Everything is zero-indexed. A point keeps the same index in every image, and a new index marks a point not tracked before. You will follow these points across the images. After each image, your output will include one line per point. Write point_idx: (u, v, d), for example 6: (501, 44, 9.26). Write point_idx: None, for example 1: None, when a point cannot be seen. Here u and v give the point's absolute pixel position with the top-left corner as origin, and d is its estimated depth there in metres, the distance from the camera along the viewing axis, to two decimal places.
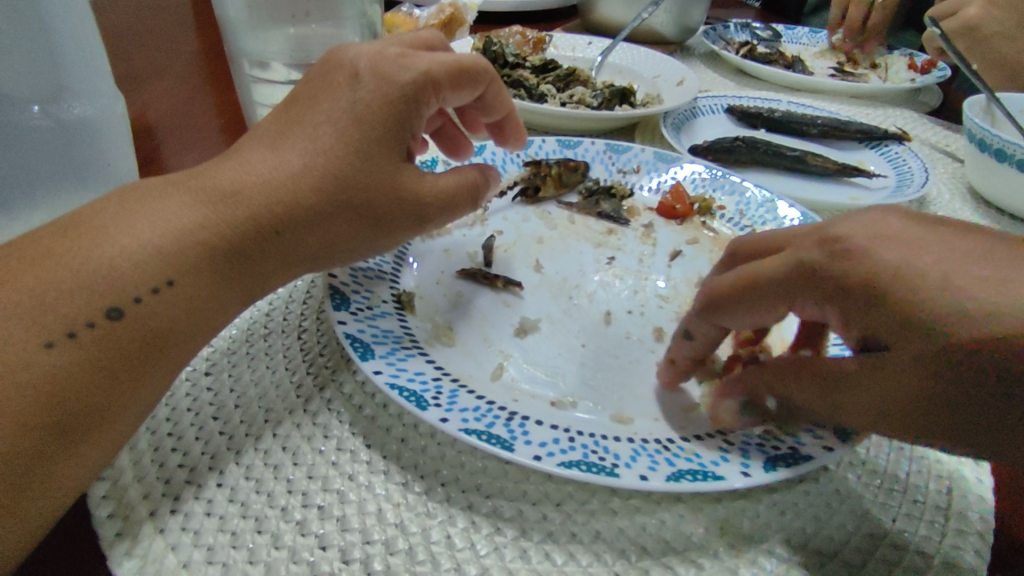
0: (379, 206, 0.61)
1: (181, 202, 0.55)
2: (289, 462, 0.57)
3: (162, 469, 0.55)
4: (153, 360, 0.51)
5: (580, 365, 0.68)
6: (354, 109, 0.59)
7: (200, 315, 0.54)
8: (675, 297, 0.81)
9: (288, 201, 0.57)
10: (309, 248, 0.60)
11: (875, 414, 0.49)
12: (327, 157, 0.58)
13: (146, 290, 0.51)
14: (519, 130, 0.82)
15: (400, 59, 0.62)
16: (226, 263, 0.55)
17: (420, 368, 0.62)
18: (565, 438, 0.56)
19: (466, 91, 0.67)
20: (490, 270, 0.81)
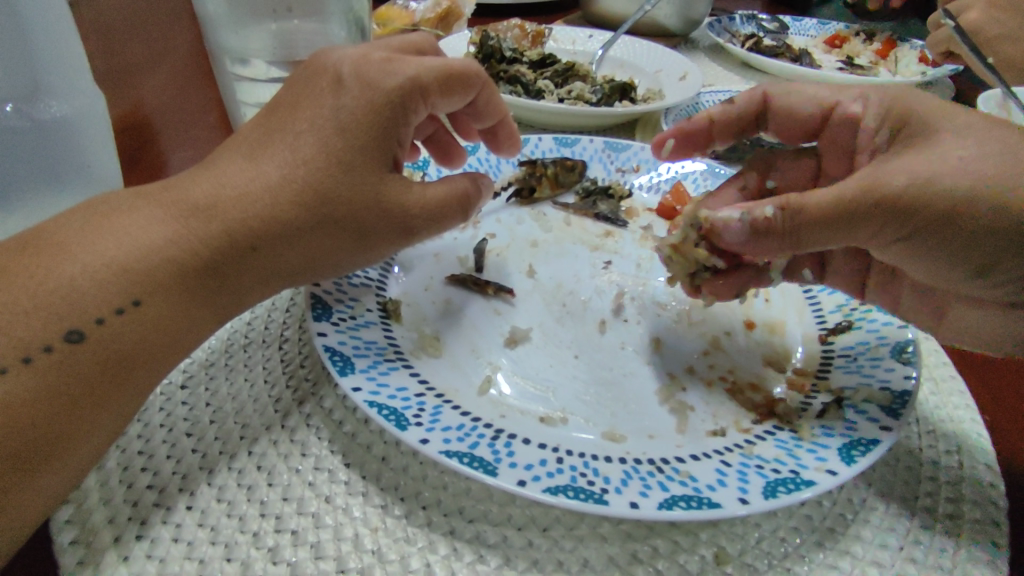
0: (363, 219, 0.57)
1: (150, 216, 0.52)
2: (263, 482, 0.55)
3: (130, 490, 0.53)
4: (118, 385, 0.48)
5: (572, 378, 0.65)
6: (337, 116, 0.56)
7: (170, 336, 0.51)
8: (674, 304, 0.77)
9: (262, 212, 0.54)
10: (289, 263, 0.57)
11: (911, 254, 0.58)
12: (306, 167, 0.55)
13: (110, 310, 0.48)
14: (513, 136, 0.78)
15: (387, 62, 0.58)
16: (197, 280, 0.52)
17: (403, 383, 0.59)
18: (552, 459, 0.53)
19: (456, 97, 0.63)
20: (481, 277, 0.78)
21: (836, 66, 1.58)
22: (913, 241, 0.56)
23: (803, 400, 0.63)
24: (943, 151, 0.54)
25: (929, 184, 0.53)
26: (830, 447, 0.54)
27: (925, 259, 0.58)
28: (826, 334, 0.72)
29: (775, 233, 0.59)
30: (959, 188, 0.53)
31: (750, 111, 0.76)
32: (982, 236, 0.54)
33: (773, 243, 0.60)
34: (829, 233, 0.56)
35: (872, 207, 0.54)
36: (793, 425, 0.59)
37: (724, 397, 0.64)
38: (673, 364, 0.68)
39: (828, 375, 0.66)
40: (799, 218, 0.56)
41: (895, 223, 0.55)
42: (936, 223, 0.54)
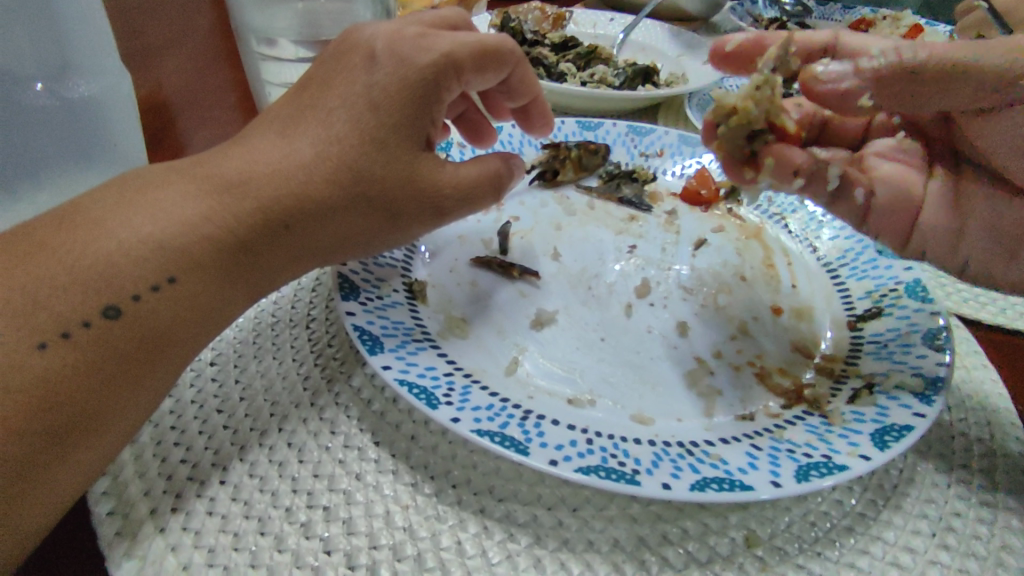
0: (394, 197, 0.57)
1: (184, 192, 0.52)
2: (294, 459, 0.55)
3: (165, 464, 0.54)
4: (152, 360, 0.49)
5: (599, 361, 0.65)
6: (369, 93, 0.55)
7: (204, 314, 0.51)
8: (700, 288, 0.76)
9: (295, 189, 0.54)
10: (320, 241, 0.57)
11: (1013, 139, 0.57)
12: (339, 145, 0.55)
13: (146, 287, 0.48)
14: (546, 114, 0.77)
15: (420, 38, 0.57)
16: (233, 258, 0.52)
17: (431, 363, 0.60)
18: (582, 440, 0.53)
19: (489, 74, 0.62)
20: (506, 259, 0.78)
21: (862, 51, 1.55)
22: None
23: (833, 386, 0.62)
24: None
25: None
26: (863, 432, 0.54)
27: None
28: (855, 320, 0.71)
29: (891, 78, 0.57)
30: None
31: (823, 47, 0.70)
32: None
33: (891, 92, 0.58)
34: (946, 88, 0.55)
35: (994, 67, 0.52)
36: (823, 410, 0.58)
37: (753, 381, 0.64)
38: (700, 348, 0.68)
39: (858, 361, 0.65)
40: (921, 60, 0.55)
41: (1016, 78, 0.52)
42: None
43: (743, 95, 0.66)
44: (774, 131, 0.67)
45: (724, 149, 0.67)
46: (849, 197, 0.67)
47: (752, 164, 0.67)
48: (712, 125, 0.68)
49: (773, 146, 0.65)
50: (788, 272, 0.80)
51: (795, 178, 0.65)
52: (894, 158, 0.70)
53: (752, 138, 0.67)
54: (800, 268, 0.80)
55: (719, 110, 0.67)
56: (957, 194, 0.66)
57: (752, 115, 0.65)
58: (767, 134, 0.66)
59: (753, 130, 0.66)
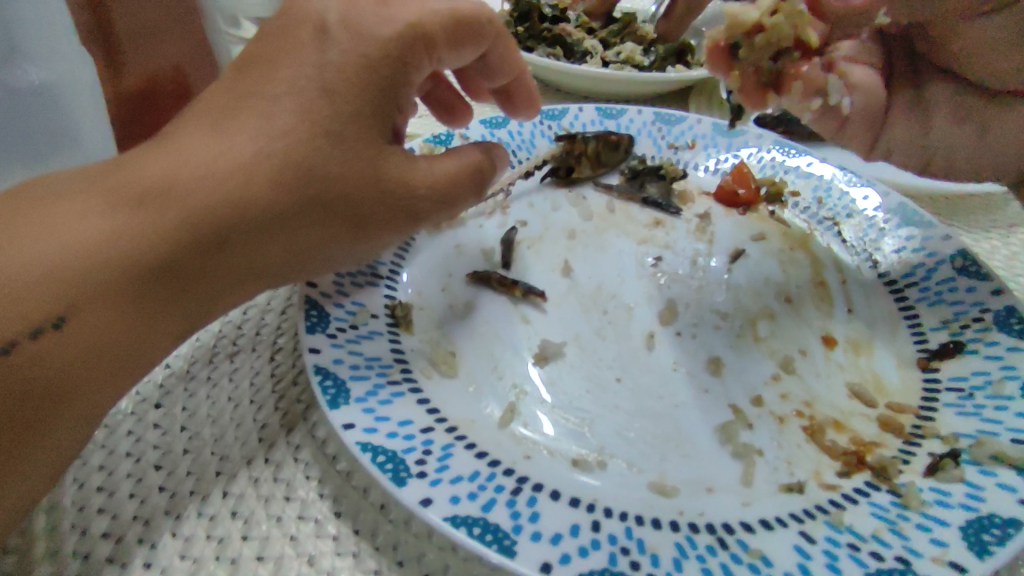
0: (356, 206, 0.47)
1: (87, 205, 0.42)
2: (237, 534, 0.46)
3: (84, 539, 0.45)
4: (49, 414, 0.39)
5: (613, 409, 0.54)
6: (322, 75, 0.45)
7: (119, 361, 0.42)
8: (737, 313, 0.64)
9: (231, 200, 0.43)
10: (270, 260, 0.47)
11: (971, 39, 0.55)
12: (287, 140, 0.44)
13: (30, 329, 0.38)
14: (531, 97, 0.65)
15: (381, 7, 0.47)
16: (150, 287, 0.42)
17: (407, 415, 0.49)
18: (586, 526, 0.42)
19: (467, 51, 0.51)
20: (506, 274, 0.66)
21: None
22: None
23: (902, 450, 0.50)
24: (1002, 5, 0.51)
25: None
26: (951, 525, 0.42)
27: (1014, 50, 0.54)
28: (927, 358, 0.58)
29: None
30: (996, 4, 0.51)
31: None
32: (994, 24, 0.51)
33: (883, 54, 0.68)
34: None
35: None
36: (893, 484, 0.46)
37: (800, 439, 0.52)
38: (736, 392, 0.56)
39: (933, 416, 0.53)
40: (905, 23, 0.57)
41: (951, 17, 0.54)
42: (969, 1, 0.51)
43: (766, 6, 0.55)
44: (799, 49, 0.57)
45: (746, 73, 0.57)
46: (836, 109, 0.60)
47: (776, 86, 0.57)
48: (726, 47, 0.57)
49: (799, 66, 0.56)
50: (842, 293, 0.67)
51: (817, 97, 0.57)
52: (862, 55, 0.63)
53: (777, 57, 0.57)
54: (856, 287, 0.68)
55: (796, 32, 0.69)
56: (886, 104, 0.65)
57: (782, 31, 0.55)
58: (792, 52, 0.57)
59: (779, 47, 0.56)
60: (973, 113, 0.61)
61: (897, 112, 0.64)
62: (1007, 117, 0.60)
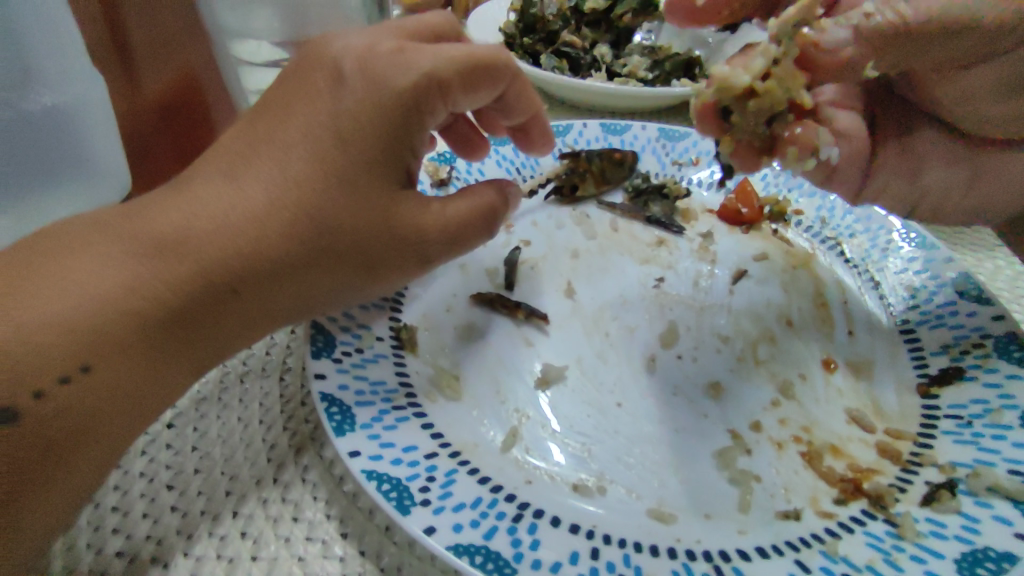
0: (366, 249, 0.48)
1: (104, 255, 0.43)
2: (247, 555, 0.47)
3: (99, 558, 0.46)
4: (67, 464, 0.41)
5: (614, 434, 0.55)
6: (335, 123, 0.46)
7: (133, 404, 0.44)
8: (738, 336, 0.65)
9: (244, 249, 0.45)
10: (281, 305, 0.48)
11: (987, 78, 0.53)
12: (299, 190, 0.45)
13: (50, 381, 0.41)
14: (547, 135, 0.65)
15: (397, 54, 0.47)
16: (164, 333, 0.44)
17: (412, 441, 0.50)
18: (585, 553, 0.43)
19: (482, 92, 0.51)
20: (510, 296, 0.67)
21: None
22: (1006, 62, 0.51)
23: (900, 477, 0.51)
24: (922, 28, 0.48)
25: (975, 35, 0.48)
26: (945, 557, 0.43)
27: (1005, 97, 0.55)
28: (927, 383, 0.59)
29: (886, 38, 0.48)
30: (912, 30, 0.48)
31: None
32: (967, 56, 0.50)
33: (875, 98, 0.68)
34: (937, 46, 0.49)
35: (1000, 15, 0.48)
36: (890, 513, 0.47)
37: (798, 465, 0.53)
38: (735, 417, 0.57)
39: (931, 443, 0.53)
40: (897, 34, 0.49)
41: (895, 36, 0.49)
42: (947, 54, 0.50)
43: (755, 71, 0.52)
44: (792, 111, 0.55)
45: (737, 138, 0.56)
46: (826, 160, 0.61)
47: (768, 148, 0.56)
48: (715, 113, 0.55)
49: (792, 131, 0.55)
50: (842, 315, 0.68)
51: (811, 158, 0.57)
52: (846, 108, 0.67)
53: (769, 121, 0.55)
54: (857, 310, 0.68)
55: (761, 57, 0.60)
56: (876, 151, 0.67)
57: (775, 98, 0.52)
58: (786, 115, 0.55)
59: (773, 113, 0.54)
60: (963, 156, 0.64)
61: (884, 159, 0.67)
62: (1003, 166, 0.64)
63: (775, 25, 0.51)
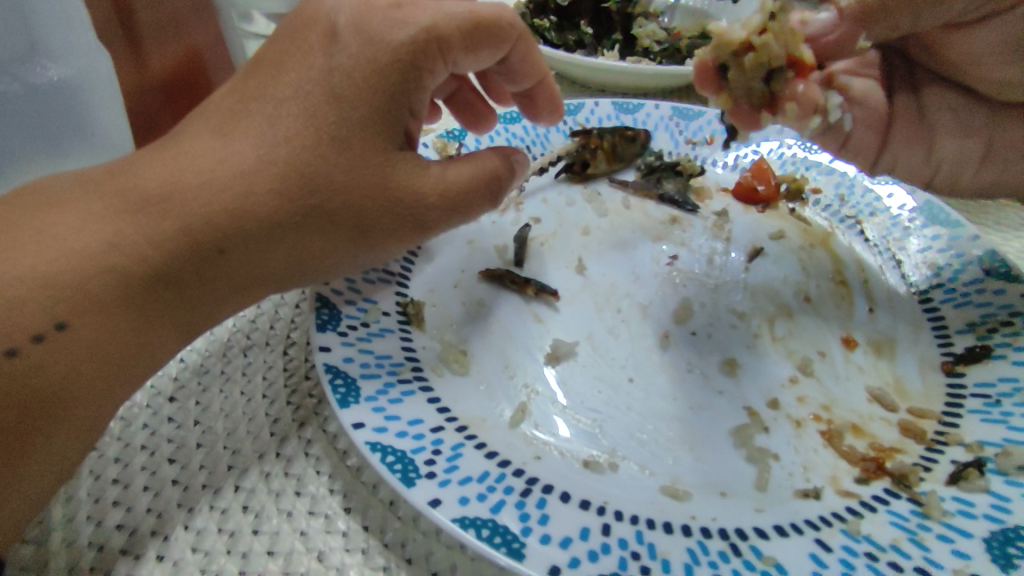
0: (363, 212, 0.46)
1: (86, 212, 0.43)
2: (248, 528, 0.46)
3: (98, 531, 0.45)
4: (48, 428, 0.40)
5: (625, 410, 0.53)
6: (329, 80, 0.45)
7: (119, 368, 0.43)
8: (754, 313, 0.63)
9: (231, 206, 0.44)
10: (273, 269, 0.47)
11: (994, 42, 0.54)
12: (289, 146, 0.44)
13: (27, 338, 0.39)
14: (554, 100, 0.63)
15: (394, 9, 0.46)
16: (148, 292, 0.43)
17: (417, 414, 0.49)
18: (596, 528, 0.42)
19: (485, 53, 0.50)
20: (519, 272, 0.66)
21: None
22: (1011, 19, 0.52)
23: (924, 456, 0.49)
24: None
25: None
26: (973, 537, 0.41)
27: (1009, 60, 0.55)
28: (952, 362, 0.57)
29: None
30: None
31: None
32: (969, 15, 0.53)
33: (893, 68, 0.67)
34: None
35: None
36: (914, 493, 0.45)
37: (818, 444, 0.51)
38: (752, 394, 0.55)
39: (958, 422, 0.51)
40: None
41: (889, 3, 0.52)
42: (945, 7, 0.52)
43: (753, 27, 0.54)
44: (792, 68, 0.56)
45: (736, 97, 0.57)
46: (838, 125, 0.63)
47: (769, 107, 0.57)
48: (716, 69, 0.56)
49: (792, 87, 0.56)
50: (863, 292, 0.66)
51: (813, 116, 0.58)
52: (863, 77, 0.67)
53: (769, 78, 0.56)
54: (878, 287, 0.66)
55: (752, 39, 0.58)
56: (890, 119, 0.65)
57: (770, 50, 0.54)
58: (786, 72, 0.56)
59: (771, 69, 0.55)
60: (979, 125, 0.62)
61: (899, 126, 0.65)
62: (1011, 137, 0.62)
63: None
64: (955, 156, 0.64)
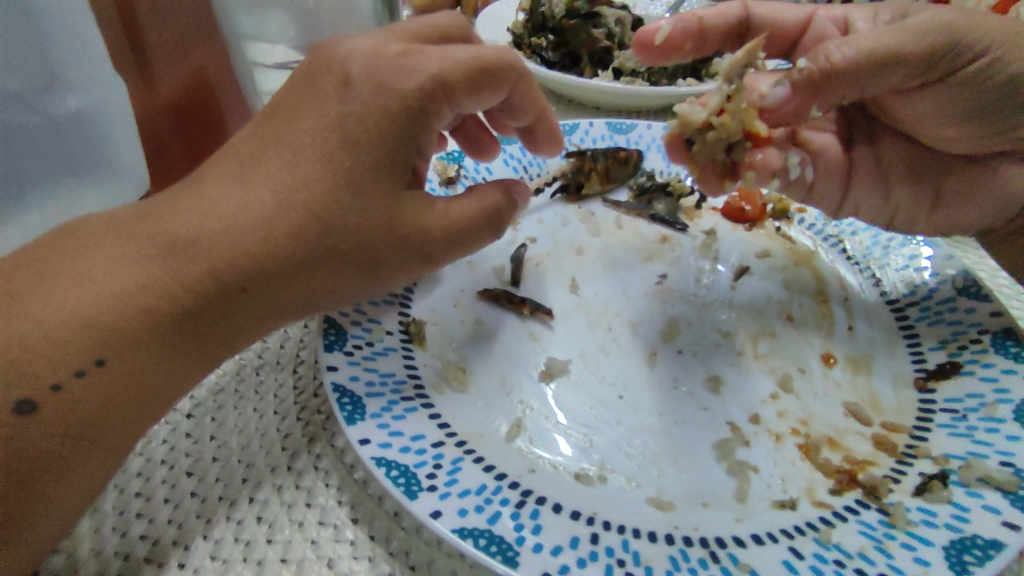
0: (372, 251, 0.49)
1: (120, 256, 0.47)
2: (262, 538, 0.50)
3: (123, 540, 0.49)
4: (83, 452, 0.44)
5: (615, 425, 0.56)
6: (344, 127, 0.48)
7: (145, 393, 0.46)
8: (739, 331, 0.66)
9: (255, 250, 0.47)
10: (285, 302, 0.50)
11: (935, 105, 0.60)
12: (307, 192, 0.48)
13: (68, 374, 0.43)
14: (554, 135, 0.66)
15: (402, 58, 0.50)
16: (177, 329, 0.47)
17: (419, 430, 0.52)
18: (586, 538, 0.45)
19: (489, 95, 0.52)
20: (516, 292, 0.69)
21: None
22: (949, 83, 0.57)
23: (894, 469, 0.52)
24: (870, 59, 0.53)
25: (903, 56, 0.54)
26: (934, 545, 0.44)
27: (950, 120, 0.61)
28: (924, 377, 0.60)
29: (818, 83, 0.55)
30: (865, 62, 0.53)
31: (797, 28, 0.71)
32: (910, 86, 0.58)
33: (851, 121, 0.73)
34: (885, 72, 0.54)
35: (927, 48, 0.54)
36: (882, 503, 0.49)
37: (795, 456, 0.54)
38: (734, 410, 0.58)
39: (927, 436, 0.54)
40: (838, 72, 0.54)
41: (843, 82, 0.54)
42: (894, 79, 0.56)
43: (711, 107, 0.60)
44: (750, 139, 0.61)
45: (700, 165, 0.62)
46: (800, 180, 0.67)
47: (731, 174, 0.63)
48: (682, 140, 0.62)
49: (751, 156, 0.61)
50: (843, 309, 0.69)
51: (772, 180, 0.63)
52: (824, 129, 0.73)
53: (730, 149, 0.62)
54: (858, 304, 0.69)
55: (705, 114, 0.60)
56: (849, 167, 0.71)
57: (730, 129, 0.59)
58: (744, 144, 0.61)
59: (730, 142, 0.61)
60: (927, 173, 0.68)
61: (859, 174, 0.71)
62: (961, 182, 0.66)
63: (726, 70, 0.58)
64: (909, 201, 0.69)
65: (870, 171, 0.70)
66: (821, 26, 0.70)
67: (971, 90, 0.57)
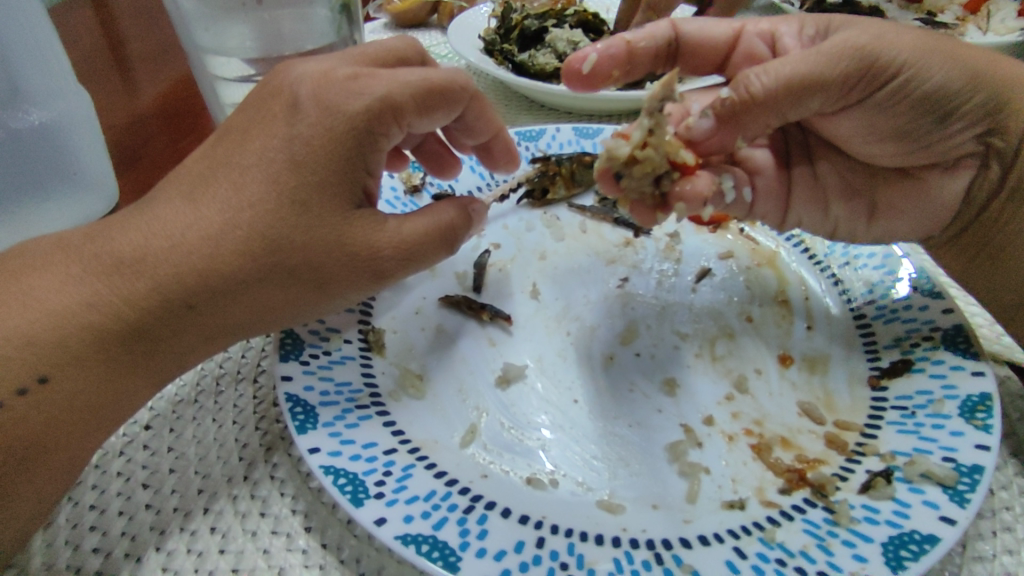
0: (323, 268, 0.50)
1: (66, 275, 0.48)
2: (215, 548, 0.50)
3: (76, 554, 0.49)
4: (28, 475, 0.44)
5: (569, 430, 0.57)
6: (291, 149, 0.48)
7: (93, 416, 0.47)
8: (697, 333, 0.67)
9: (200, 267, 0.48)
10: (235, 320, 0.50)
11: (866, 121, 0.61)
12: (253, 212, 0.48)
13: (10, 393, 0.44)
14: (509, 151, 0.67)
15: (351, 81, 0.50)
16: (124, 347, 0.48)
17: (372, 438, 0.53)
18: (531, 542, 0.45)
19: (439, 115, 0.53)
20: (477, 298, 0.70)
21: (968, 25, 1.30)
22: (875, 101, 0.57)
23: (843, 467, 0.53)
24: (788, 85, 0.55)
25: (822, 76, 0.55)
26: (873, 541, 0.44)
27: (880, 136, 0.61)
28: (878, 376, 0.61)
29: (738, 110, 0.56)
30: (781, 90, 0.55)
31: (725, 44, 0.71)
32: (840, 104, 0.59)
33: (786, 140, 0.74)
34: (806, 97, 0.56)
35: (842, 72, 0.55)
36: (828, 501, 0.49)
37: (747, 457, 0.55)
38: (688, 412, 0.59)
39: (876, 434, 0.55)
40: (755, 100, 0.55)
41: (764, 111, 0.56)
42: (816, 102, 0.57)
43: (635, 142, 0.59)
44: (678, 169, 0.61)
45: (631, 198, 0.62)
46: (740, 199, 0.71)
47: (663, 206, 0.63)
48: (609, 174, 0.61)
49: (681, 186, 0.61)
50: (802, 310, 0.69)
51: (704, 206, 0.62)
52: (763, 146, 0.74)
53: (658, 180, 0.61)
54: (817, 305, 0.70)
55: (616, 159, 0.60)
56: (790, 183, 0.73)
57: (654, 163, 0.59)
58: (672, 174, 0.61)
59: (657, 174, 0.60)
60: (863, 188, 0.69)
61: (798, 191, 0.73)
62: (900, 195, 0.66)
63: (646, 104, 0.57)
64: (850, 218, 0.71)
65: (808, 188, 0.72)
66: (749, 41, 0.70)
67: (894, 108, 0.57)
